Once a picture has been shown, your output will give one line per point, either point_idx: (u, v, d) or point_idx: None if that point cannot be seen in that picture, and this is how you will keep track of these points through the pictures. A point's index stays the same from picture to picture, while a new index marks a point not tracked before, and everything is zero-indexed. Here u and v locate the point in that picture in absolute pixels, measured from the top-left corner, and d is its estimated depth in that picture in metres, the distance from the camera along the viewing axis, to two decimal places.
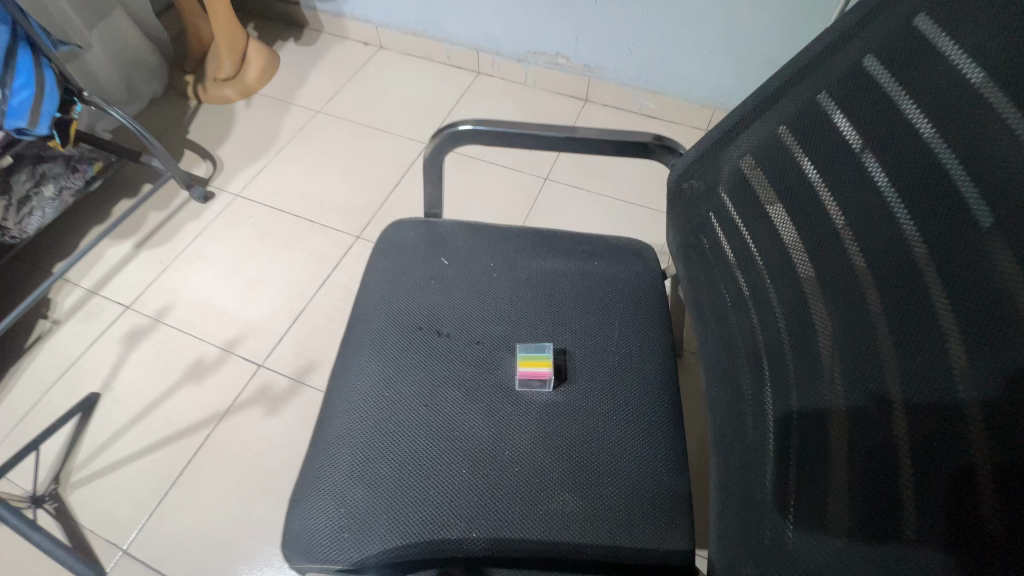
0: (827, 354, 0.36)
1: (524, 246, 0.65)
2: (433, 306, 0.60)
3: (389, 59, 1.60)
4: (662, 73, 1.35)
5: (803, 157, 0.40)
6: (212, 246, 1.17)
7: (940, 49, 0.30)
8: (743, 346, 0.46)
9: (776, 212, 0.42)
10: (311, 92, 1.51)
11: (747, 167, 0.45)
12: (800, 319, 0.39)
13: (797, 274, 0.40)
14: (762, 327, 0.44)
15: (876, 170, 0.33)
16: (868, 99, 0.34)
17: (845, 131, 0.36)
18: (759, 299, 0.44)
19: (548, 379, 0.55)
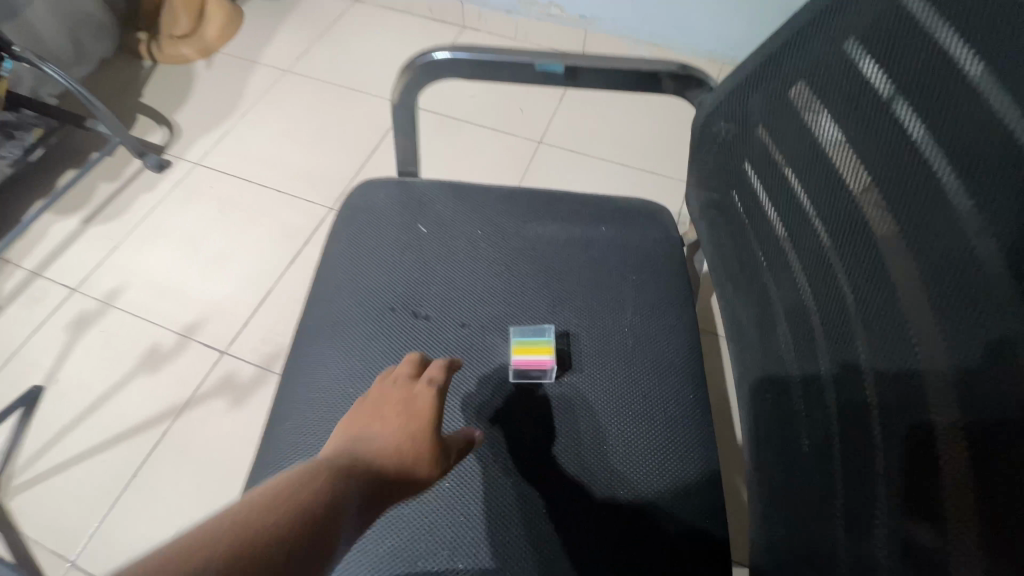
0: (913, 319, 0.28)
1: (517, 209, 0.55)
2: (409, 283, 0.50)
3: (366, 13, 1.45)
4: (664, 24, 1.23)
5: (874, 74, 0.31)
6: (169, 220, 1.05)
7: None
8: (798, 311, 0.39)
9: (839, 147, 0.34)
10: (279, 50, 1.37)
11: (800, 98, 0.37)
12: (875, 277, 0.32)
13: (868, 221, 0.32)
14: (827, 286, 0.36)
15: (976, 74, 0.25)
16: None
17: (932, 30, 0.27)
18: (817, 261, 0.37)
19: (550, 369, 0.46)
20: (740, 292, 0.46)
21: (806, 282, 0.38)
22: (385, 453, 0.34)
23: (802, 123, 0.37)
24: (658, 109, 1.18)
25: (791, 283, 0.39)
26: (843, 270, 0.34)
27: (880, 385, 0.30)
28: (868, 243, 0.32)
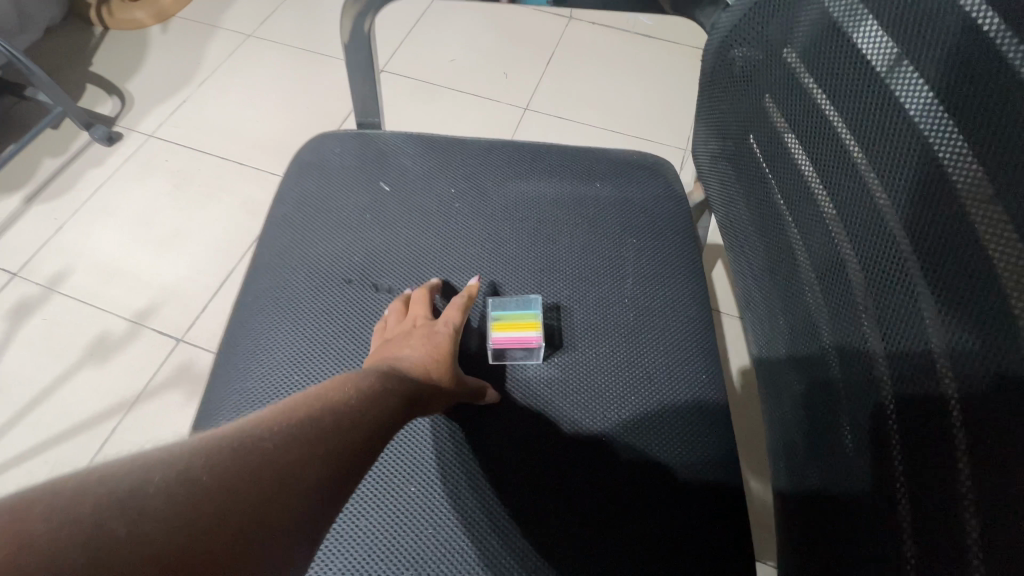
0: (996, 282, 0.22)
1: (497, 163, 0.47)
2: (369, 251, 0.43)
3: None
4: None
5: None
6: (120, 197, 0.96)
7: None
8: (835, 275, 0.32)
9: (891, 66, 0.27)
10: (242, 14, 1.26)
11: (838, 8, 0.29)
12: (942, 228, 0.25)
13: (934, 157, 0.25)
14: (873, 244, 0.29)
15: None
16: None
17: None
18: (861, 211, 0.30)
19: (537, 348, 0.39)
20: (758, 254, 0.40)
21: (843, 236, 0.31)
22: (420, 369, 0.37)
23: (833, 39, 0.30)
24: (651, 71, 1.10)
25: (827, 241, 0.32)
26: (893, 214, 0.28)
27: (952, 360, 0.24)
28: (929, 179, 0.25)
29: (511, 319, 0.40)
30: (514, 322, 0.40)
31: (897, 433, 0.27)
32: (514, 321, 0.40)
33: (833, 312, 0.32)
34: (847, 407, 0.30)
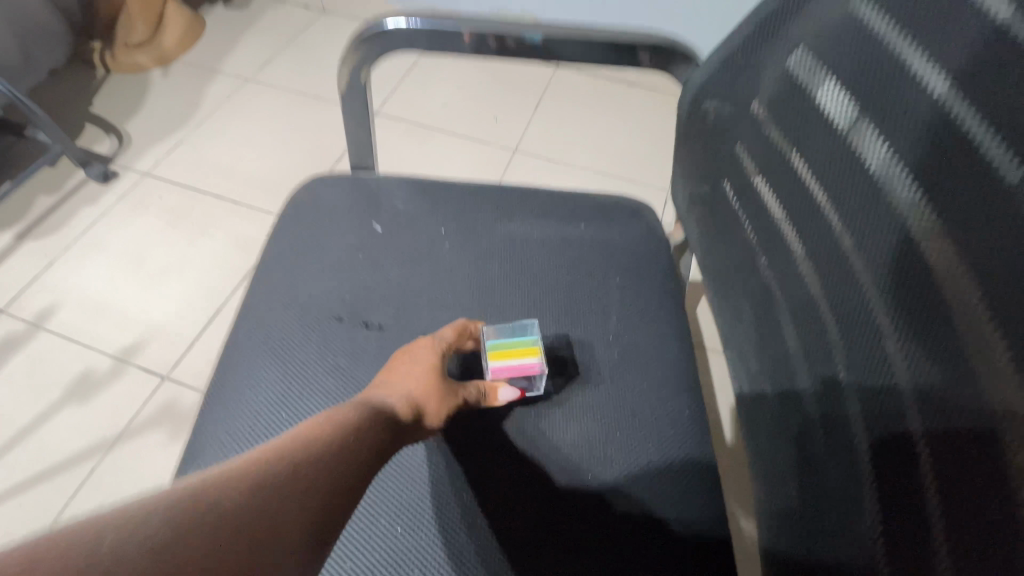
0: (958, 322, 0.23)
1: (487, 206, 0.49)
2: (360, 289, 0.44)
3: (335, 23, 1.41)
4: None
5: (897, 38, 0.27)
6: (113, 234, 0.97)
7: None
8: (807, 323, 0.33)
9: (852, 125, 0.29)
10: (242, 59, 1.31)
11: (803, 70, 0.32)
12: (903, 273, 0.26)
13: (891, 209, 0.27)
14: (838, 289, 0.31)
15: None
16: None
17: None
18: (829, 256, 0.31)
19: (537, 376, 0.40)
20: (734, 295, 0.41)
21: (813, 276, 0.33)
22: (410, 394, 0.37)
23: (799, 97, 0.33)
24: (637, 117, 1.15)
25: (797, 284, 0.34)
26: (858, 257, 0.29)
27: (917, 396, 0.25)
28: (890, 226, 0.27)
29: (510, 348, 0.41)
30: (514, 351, 0.41)
31: (873, 470, 0.27)
32: (512, 350, 0.41)
33: (806, 359, 0.33)
34: (824, 451, 0.31)
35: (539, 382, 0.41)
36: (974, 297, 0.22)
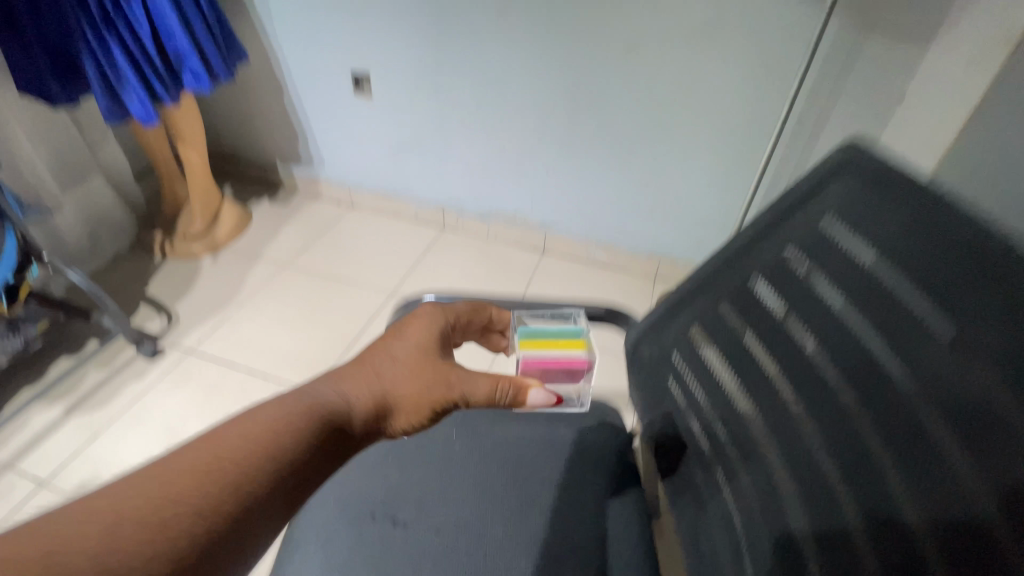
0: (835, 539, 0.34)
1: (485, 414, 0.66)
2: (389, 491, 0.59)
3: (359, 217, 1.71)
4: (612, 232, 1.50)
5: (751, 334, 0.43)
6: (154, 408, 1.10)
7: (850, 247, 0.36)
8: (738, 536, 0.43)
9: (740, 384, 0.44)
10: (281, 247, 1.57)
11: (699, 342, 0.48)
12: (798, 500, 0.38)
13: (779, 450, 0.40)
14: (757, 510, 0.41)
15: (827, 346, 0.37)
16: (798, 284, 0.39)
17: (786, 311, 0.40)
18: (745, 481, 0.43)
19: (587, 359, 0.57)
20: (678, 505, 0.51)
21: (742, 490, 0.43)
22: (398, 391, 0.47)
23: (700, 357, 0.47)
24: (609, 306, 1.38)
25: (730, 504, 0.44)
26: (765, 483, 0.41)
27: None
28: (782, 461, 0.39)
29: (563, 342, 0.58)
30: (570, 342, 0.58)
31: None
32: (564, 344, 0.58)
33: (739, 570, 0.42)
34: None
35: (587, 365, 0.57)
36: (842, 520, 0.34)
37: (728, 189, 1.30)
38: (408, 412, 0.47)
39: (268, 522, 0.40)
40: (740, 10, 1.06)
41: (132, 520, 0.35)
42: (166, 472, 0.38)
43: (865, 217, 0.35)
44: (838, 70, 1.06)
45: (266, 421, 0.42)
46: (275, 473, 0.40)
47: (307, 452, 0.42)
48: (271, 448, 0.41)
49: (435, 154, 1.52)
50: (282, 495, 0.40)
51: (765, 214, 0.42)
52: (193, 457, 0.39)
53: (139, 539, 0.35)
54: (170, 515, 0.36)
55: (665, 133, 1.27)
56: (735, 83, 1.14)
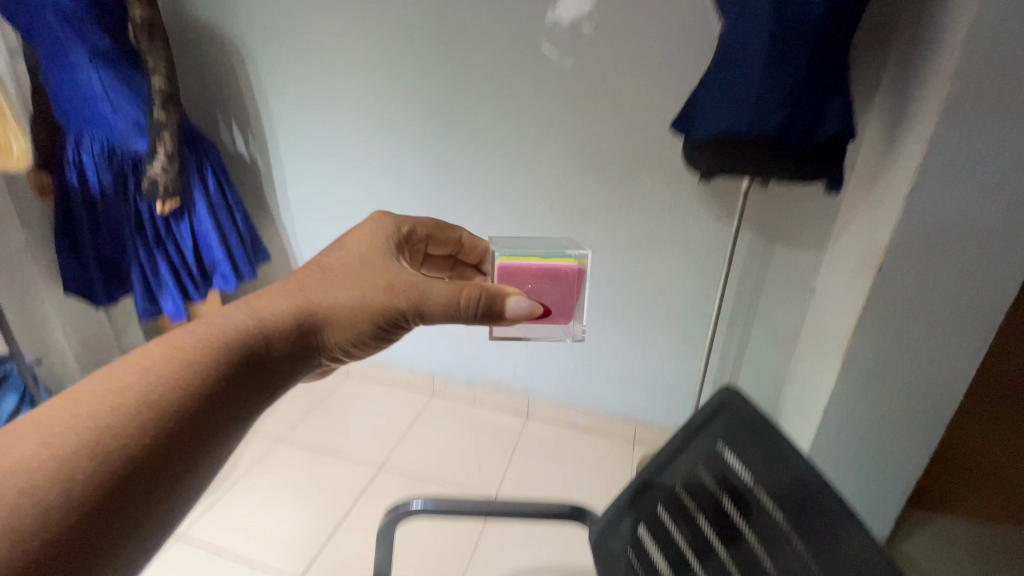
0: None
1: None
2: None
3: (354, 385, 1.87)
4: (588, 398, 1.65)
5: (701, 512, 0.60)
6: None
7: (756, 445, 0.57)
8: None
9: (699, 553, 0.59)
10: (277, 421, 1.70)
11: (660, 521, 0.62)
12: None
13: None
14: None
15: (760, 515, 0.55)
16: (730, 471, 0.58)
17: (725, 491, 0.58)
18: None
19: (571, 270, 0.73)
20: None
21: None
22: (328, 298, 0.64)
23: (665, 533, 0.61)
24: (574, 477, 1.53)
25: None
26: None
27: None
28: None
29: (550, 255, 0.75)
30: (560, 258, 0.74)
31: None
32: (551, 259, 0.75)
33: None
34: None
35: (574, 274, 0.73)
36: None
37: (684, 362, 1.49)
38: (341, 312, 0.64)
39: (233, 391, 0.54)
40: (669, 230, 1.34)
41: (108, 395, 0.48)
42: (124, 365, 0.51)
43: (764, 426, 0.57)
44: (753, 270, 1.31)
45: (215, 323, 0.57)
46: (219, 361, 0.54)
47: (243, 349, 0.56)
48: (223, 338, 0.55)
49: (426, 329, 1.73)
50: (231, 381, 0.54)
51: (691, 421, 0.62)
52: (155, 349, 0.53)
53: (116, 404, 0.48)
54: (142, 388, 0.49)
55: (622, 314, 1.49)
56: (672, 277, 1.39)
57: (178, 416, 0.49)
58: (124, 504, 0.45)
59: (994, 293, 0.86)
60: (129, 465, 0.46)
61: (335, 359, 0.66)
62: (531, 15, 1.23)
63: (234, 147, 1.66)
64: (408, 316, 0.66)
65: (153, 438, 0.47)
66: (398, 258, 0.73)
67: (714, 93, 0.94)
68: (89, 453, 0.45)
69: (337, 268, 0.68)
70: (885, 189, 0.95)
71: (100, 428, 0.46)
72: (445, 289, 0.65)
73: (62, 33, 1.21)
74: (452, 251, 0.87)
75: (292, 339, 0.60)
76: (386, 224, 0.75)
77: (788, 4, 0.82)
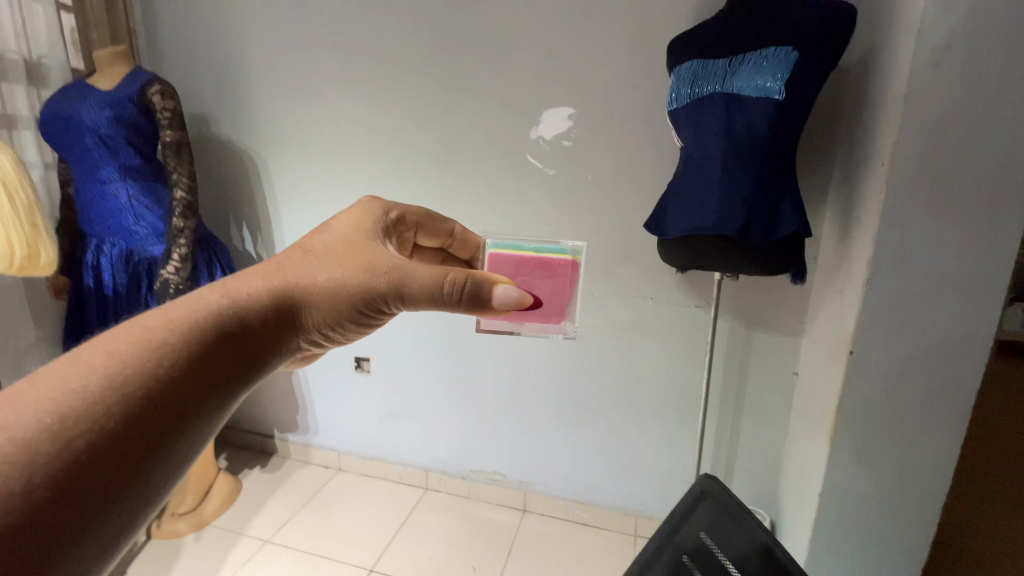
0: None
1: None
2: None
3: (348, 480, 1.84)
4: (585, 488, 1.62)
5: None
6: None
7: (724, 526, 0.71)
8: None
9: None
10: (264, 521, 1.65)
11: None
12: None
13: None
14: None
15: None
16: (708, 552, 0.71)
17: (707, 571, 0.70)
18: None
19: (566, 264, 0.71)
20: None
21: None
22: (310, 283, 0.60)
23: None
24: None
25: None
26: None
27: None
28: None
29: (543, 248, 0.73)
30: (555, 250, 0.72)
31: None
32: (545, 252, 0.73)
33: None
34: None
35: (567, 270, 0.71)
36: None
37: (680, 447, 1.48)
38: (324, 297, 0.60)
39: (205, 376, 0.49)
40: (654, 315, 1.40)
41: (56, 384, 0.42)
42: (80, 354, 0.45)
43: (727, 507, 0.72)
44: (737, 354, 1.36)
45: (181, 306, 0.52)
46: (188, 343, 0.49)
47: (218, 331, 0.52)
48: (186, 319, 0.50)
49: (420, 420, 1.74)
50: (203, 366, 0.49)
51: (674, 513, 0.76)
52: (112, 334, 0.47)
53: (65, 391, 0.42)
54: (92, 375, 0.43)
55: (614, 401, 1.51)
56: (659, 363, 1.43)
57: (130, 405, 0.43)
58: (76, 508, 0.39)
59: (964, 377, 0.90)
60: (74, 461, 0.40)
61: (314, 342, 0.62)
62: (516, 132, 1.39)
63: (242, 247, 1.77)
64: (390, 298, 0.61)
65: (104, 430, 0.41)
66: (384, 240, 0.70)
67: (681, 198, 1.06)
68: (31, 448, 0.39)
69: (320, 248, 0.64)
70: (845, 280, 1.03)
71: (43, 419, 0.40)
72: (430, 271, 0.61)
73: (98, 154, 1.36)
74: (442, 244, 0.86)
75: (262, 322, 0.56)
76: (374, 207, 0.73)
77: (736, 130, 0.97)
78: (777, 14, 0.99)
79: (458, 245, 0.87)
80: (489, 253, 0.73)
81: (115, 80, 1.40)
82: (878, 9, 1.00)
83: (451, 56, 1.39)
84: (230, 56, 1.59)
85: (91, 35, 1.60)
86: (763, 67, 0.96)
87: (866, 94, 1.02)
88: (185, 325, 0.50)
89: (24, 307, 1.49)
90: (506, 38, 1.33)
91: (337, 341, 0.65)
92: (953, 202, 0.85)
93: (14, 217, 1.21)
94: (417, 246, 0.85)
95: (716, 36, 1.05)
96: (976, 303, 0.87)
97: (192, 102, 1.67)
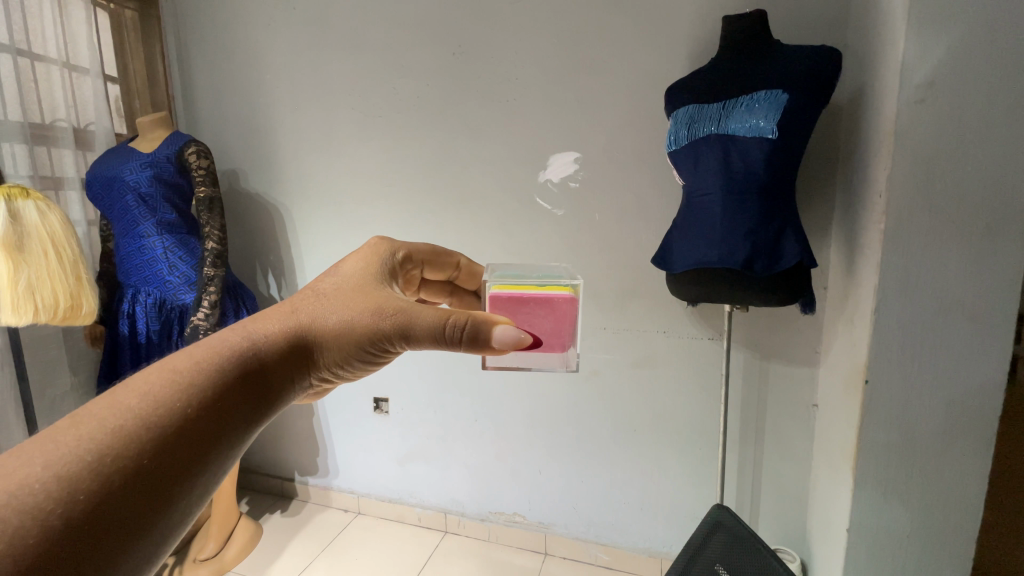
0: None
1: None
2: None
3: (367, 523, 1.84)
4: (607, 530, 1.59)
5: None
6: None
7: None
8: None
9: None
10: (284, 566, 1.65)
11: None
12: None
13: None
14: None
15: None
16: None
17: None
18: None
19: (570, 297, 0.72)
20: None
21: None
22: (318, 325, 0.64)
23: None
24: None
25: None
26: None
27: None
28: None
29: (544, 284, 0.73)
30: (557, 286, 0.74)
31: None
32: (546, 288, 0.73)
33: None
34: None
35: (567, 302, 0.72)
36: None
37: (701, 482, 1.45)
38: (331, 337, 0.64)
39: (223, 415, 0.52)
40: (666, 349, 1.41)
41: (94, 424, 0.46)
42: (114, 396, 0.49)
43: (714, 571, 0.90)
44: (753, 386, 1.35)
45: (205, 349, 0.56)
46: (210, 386, 0.53)
47: (237, 372, 0.56)
48: (209, 363, 0.54)
49: (438, 461, 1.74)
50: (223, 406, 0.53)
51: None
52: (142, 375, 0.52)
53: (104, 430, 0.46)
54: (127, 415, 0.47)
55: (631, 437, 1.50)
56: (676, 397, 1.43)
57: (159, 445, 0.47)
58: (102, 542, 0.42)
59: (985, 407, 0.88)
60: (107, 497, 0.43)
61: (325, 379, 0.66)
62: (525, 175, 1.46)
63: (268, 293, 1.85)
64: (396, 339, 0.64)
65: (136, 468, 0.45)
66: (389, 281, 0.74)
67: (686, 235, 1.10)
68: (69, 484, 0.42)
69: (330, 289, 0.68)
70: (855, 309, 1.04)
71: (83, 456, 0.44)
72: (433, 313, 0.63)
73: (137, 211, 1.47)
74: (449, 275, 0.92)
75: (275, 363, 0.60)
76: (382, 248, 0.77)
77: (732, 172, 1.02)
78: (765, 62, 1.05)
79: (464, 277, 0.93)
80: (488, 291, 0.73)
81: (155, 143, 1.52)
82: (863, 53, 1.06)
83: (461, 109, 1.48)
84: (258, 117, 1.72)
85: (134, 103, 1.75)
86: (754, 109, 1.01)
87: (859, 130, 1.06)
88: (208, 369, 0.54)
89: (63, 356, 1.57)
90: (513, 91, 1.42)
91: (347, 378, 0.68)
92: (954, 234, 0.87)
93: (59, 268, 1.30)
94: (424, 280, 0.90)
95: (708, 84, 1.11)
96: (986, 331, 0.87)
97: (223, 160, 1.80)
